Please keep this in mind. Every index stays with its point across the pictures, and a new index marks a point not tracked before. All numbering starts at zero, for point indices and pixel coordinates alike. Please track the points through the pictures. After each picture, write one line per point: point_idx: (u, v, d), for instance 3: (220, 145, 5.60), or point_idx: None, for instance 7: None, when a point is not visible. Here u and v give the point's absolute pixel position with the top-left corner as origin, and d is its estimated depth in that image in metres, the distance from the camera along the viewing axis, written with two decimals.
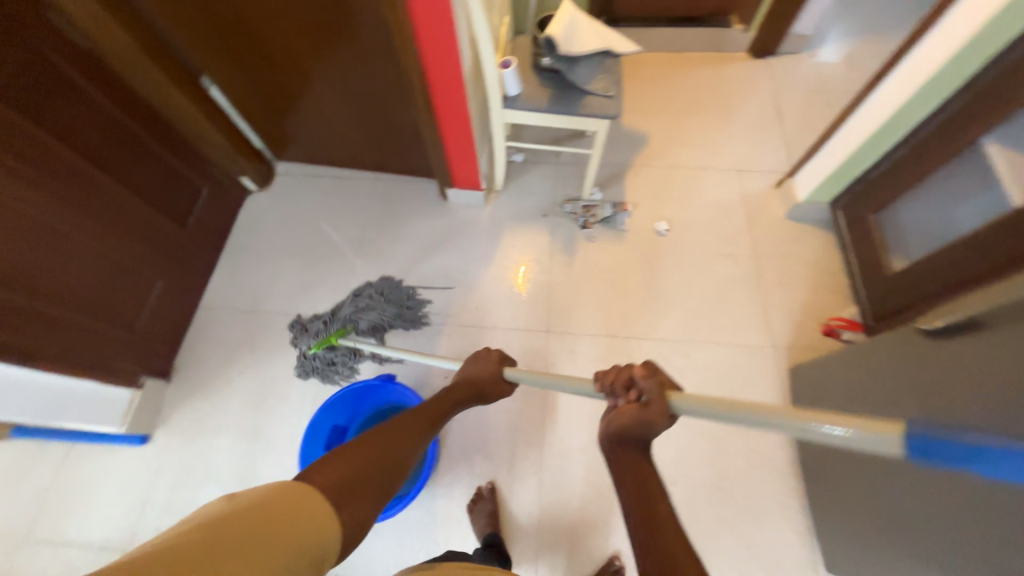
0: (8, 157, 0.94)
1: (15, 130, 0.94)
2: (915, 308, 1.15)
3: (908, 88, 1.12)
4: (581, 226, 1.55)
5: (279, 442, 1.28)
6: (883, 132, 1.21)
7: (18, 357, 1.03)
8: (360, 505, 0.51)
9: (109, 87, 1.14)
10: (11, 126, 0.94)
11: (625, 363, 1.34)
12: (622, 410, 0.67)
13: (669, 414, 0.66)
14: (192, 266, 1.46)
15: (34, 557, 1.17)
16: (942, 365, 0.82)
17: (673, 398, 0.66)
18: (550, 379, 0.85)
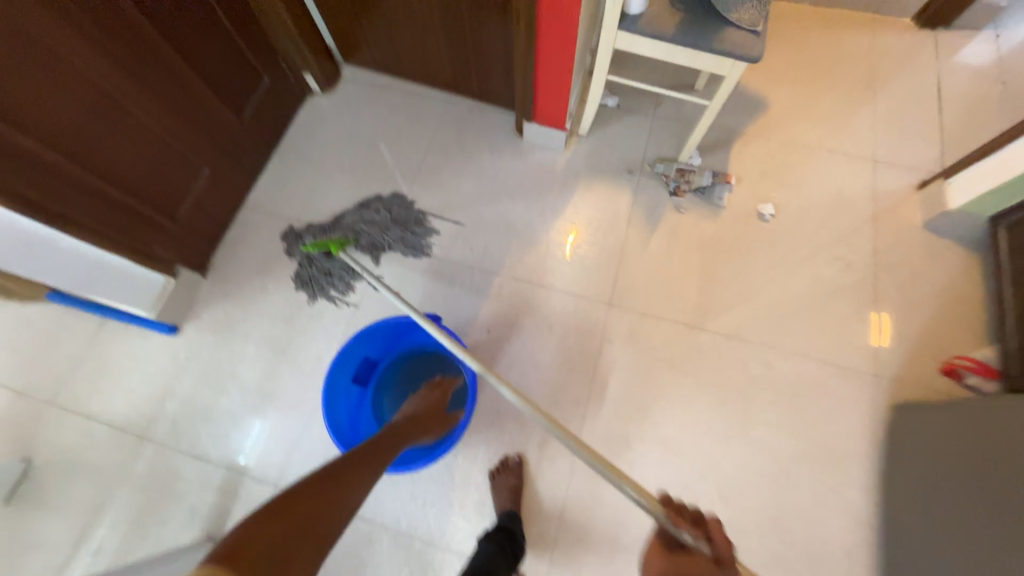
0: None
1: None
2: None
3: None
4: (671, 192, 1.34)
5: (305, 362, 1.20)
6: None
7: (61, 225, 0.96)
8: (295, 572, 0.47)
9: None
10: None
11: (694, 357, 1.16)
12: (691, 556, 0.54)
13: None
14: (241, 161, 1.35)
15: (58, 422, 1.16)
16: None
17: None
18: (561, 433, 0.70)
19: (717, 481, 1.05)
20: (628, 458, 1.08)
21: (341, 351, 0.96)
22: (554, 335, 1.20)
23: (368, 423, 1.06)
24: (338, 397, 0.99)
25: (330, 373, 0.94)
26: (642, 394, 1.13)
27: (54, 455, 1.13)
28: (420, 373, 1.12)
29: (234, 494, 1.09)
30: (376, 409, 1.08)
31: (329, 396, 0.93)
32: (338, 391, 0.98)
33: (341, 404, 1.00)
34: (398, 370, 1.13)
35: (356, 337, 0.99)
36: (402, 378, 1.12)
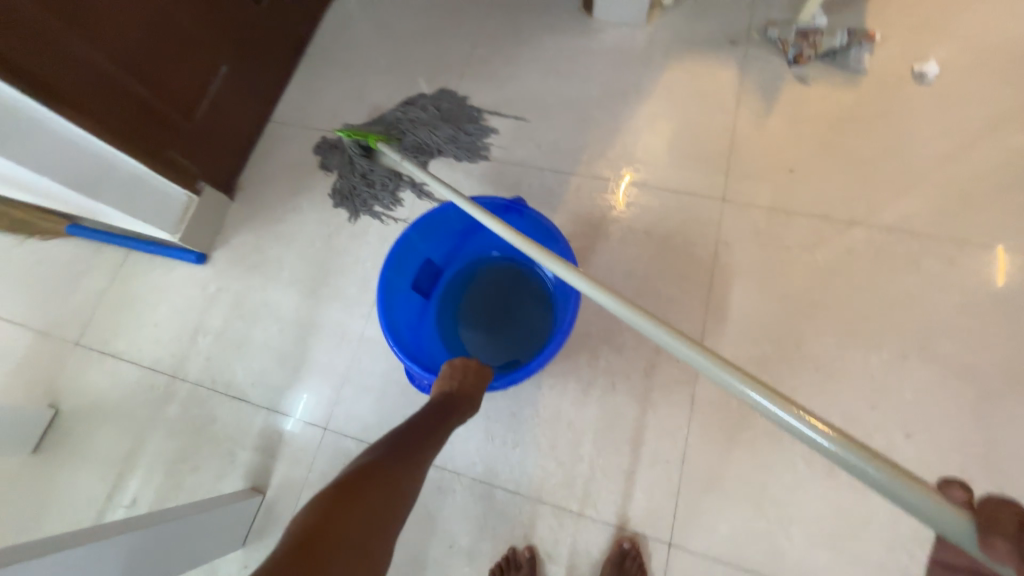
0: None
1: None
2: None
3: None
4: (790, 61, 1.05)
5: (351, 287, 1.01)
6: None
7: (69, 111, 0.79)
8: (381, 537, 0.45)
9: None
10: None
11: (843, 258, 0.89)
12: None
13: None
14: (264, 65, 1.15)
15: (85, 364, 1.03)
16: None
17: None
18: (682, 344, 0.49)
19: (890, 411, 0.80)
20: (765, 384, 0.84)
21: (400, 240, 0.77)
22: (652, 242, 0.95)
23: (431, 341, 0.86)
24: (397, 300, 0.80)
25: (386, 263, 0.76)
26: (775, 306, 0.88)
27: (83, 399, 1.00)
28: (495, 287, 0.91)
29: (279, 439, 0.92)
30: (441, 326, 0.88)
31: (385, 291, 0.75)
32: (395, 292, 0.79)
33: (400, 309, 0.81)
34: (468, 282, 0.92)
35: (417, 225, 0.80)
36: (472, 292, 0.92)
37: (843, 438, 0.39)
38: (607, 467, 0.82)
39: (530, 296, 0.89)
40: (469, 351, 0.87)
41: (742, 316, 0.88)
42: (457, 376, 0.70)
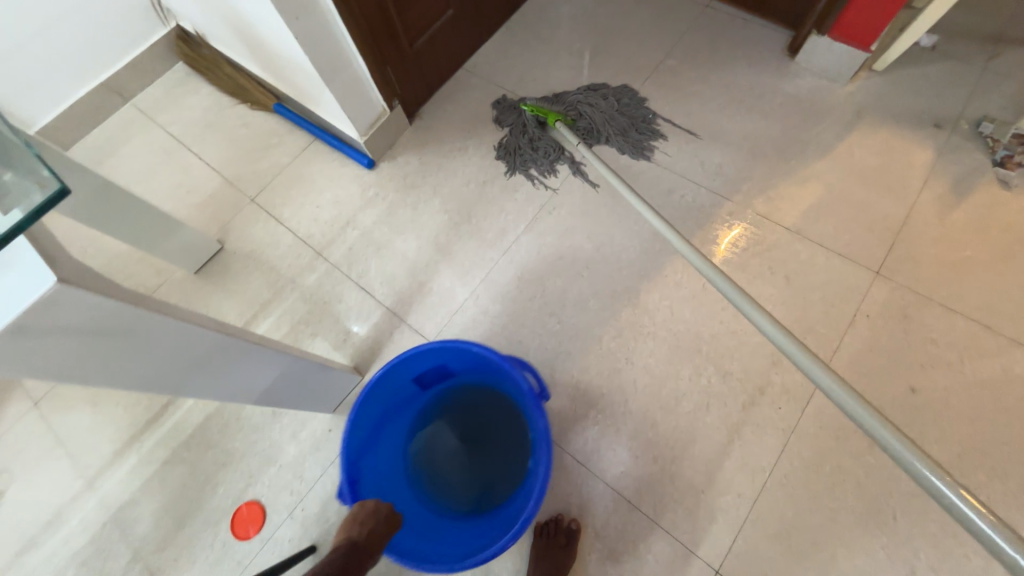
0: None
1: None
2: None
3: None
4: (996, 162, 1.00)
5: (487, 232, 1.10)
6: None
7: (346, 12, 0.93)
8: None
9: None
10: None
11: (994, 374, 0.84)
12: None
13: None
14: (478, 18, 1.27)
15: (253, 218, 1.20)
16: None
17: None
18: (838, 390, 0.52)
19: None
20: (863, 462, 0.82)
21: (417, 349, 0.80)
22: (789, 289, 0.95)
23: (399, 430, 0.91)
24: (384, 388, 0.84)
25: (386, 365, 0.79)
26: (901, 392, 0.85)
27: (244, 246, 1.17)
28: (488, 414, 0.93)
29: (388, 337, 1.03)
30: (417, 420, 0.92)
31: (379, 381, 0.80)
32: (393, 381, 0.84)
33: (389, 393, 0.86)
34: (470, 395, 0.95)
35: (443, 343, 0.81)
36: (464, 406, 0.94)
37: (1003, 525, 0.41)
38: (680, 477, 0.83)
39: (508, 448, 0.89)
40: (423, 459, 0.90)
41: (860, 390, 0.86)
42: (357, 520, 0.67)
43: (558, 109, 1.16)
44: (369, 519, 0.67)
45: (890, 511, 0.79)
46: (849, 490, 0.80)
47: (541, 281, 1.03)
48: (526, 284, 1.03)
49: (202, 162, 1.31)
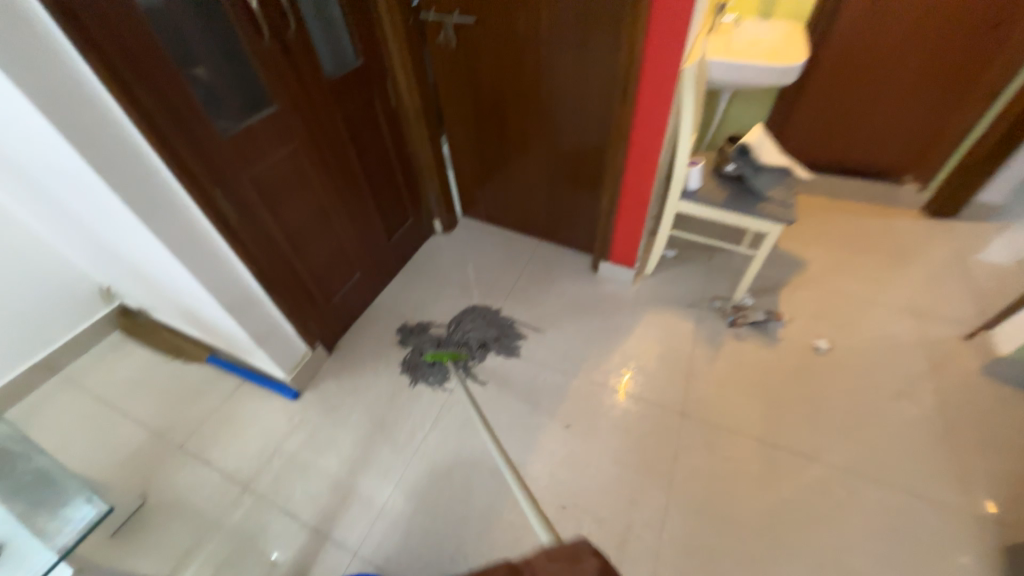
0: (331, 159, 1.37)
1: (342, 143, 1.39)
2: None
3: None
4: (729, 323, 1.55)
5: (399, 436, 1.34)
6: None
7: (276, 295, 1.29)
8: None
9: (390, 121, 1.60)
10: (342, 142, 1.39)
11: (771, 473, 1.20)
12: None
13: None
14: (380, 272, 1.75)
15: (180, 464, 1.31)
16: None
17: None
18: None
19: None
20: (715, 575, 1.05)
21: None
22: (629, 437, 1.28)
23: None
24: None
25: None
26: (720, 503, 1.15)
27: (167, 495, 1.25)
28: None
29: (313, 558, 1.12)
30: None
31: None
32: None
33: None
34: None
35: None
36: None
37: None
38: None
39: None
40: None
41: (694, 509, 1.14)
42: (577, 560, 0.52)
43: (451, 348, 1.53)
44: (613, 574, 0.51)
45: None
46: None
47: (448, 471, 1.25)
48: (437, 476, 1.25)
49: (129, 419, 1.44)
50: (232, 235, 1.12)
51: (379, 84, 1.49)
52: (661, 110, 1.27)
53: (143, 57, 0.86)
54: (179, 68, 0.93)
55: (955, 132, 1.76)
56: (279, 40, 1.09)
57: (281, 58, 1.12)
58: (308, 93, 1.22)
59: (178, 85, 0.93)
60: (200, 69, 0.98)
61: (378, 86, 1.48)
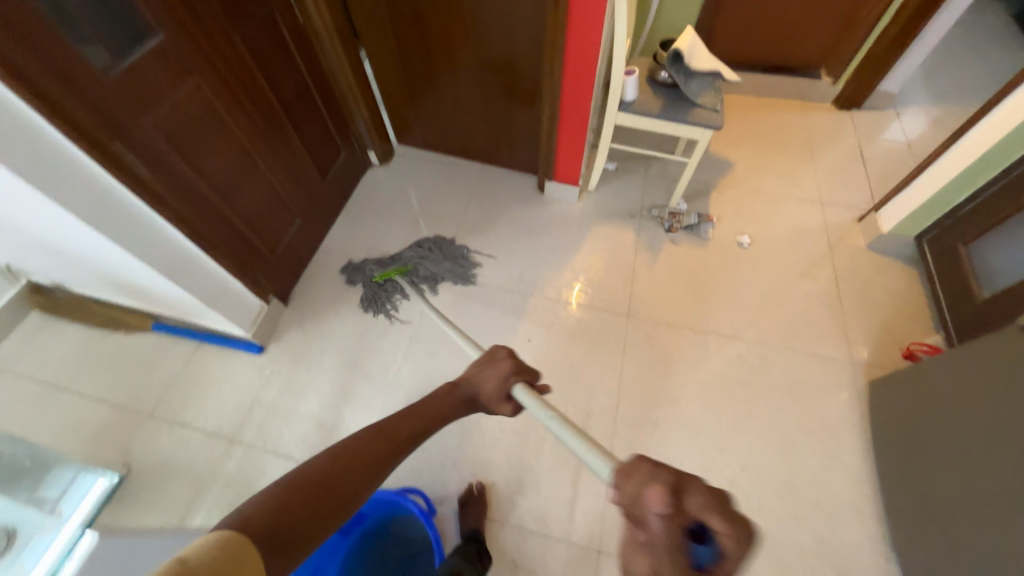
0: (242, 94, 1.23)
1: (250, 75, 1.24)
2: (978, 327, 1.26)
3: (995, 133, 1.22)
4: (666, 229, 1.68)
5: (374, 372, 1.41)
6: (966, 176, 1.31)
7: (216, 254, 1.23)
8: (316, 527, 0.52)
9: (299, 41, 1.42)
10: (250, 73, 1.24)
11: (701, 354, 1.42)
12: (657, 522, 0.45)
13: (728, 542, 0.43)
14: (321, 214, 1.68)
15: (156, 430, 1.33)
16: None
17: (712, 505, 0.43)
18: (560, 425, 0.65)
19: (734, 452, 1.26)
20: (659, 440, 1.28)
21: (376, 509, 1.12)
22: (584, 342, 1.44)
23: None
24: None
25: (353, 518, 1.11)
26: (662, 383, 1.37)
27: (153, 459, 1.28)
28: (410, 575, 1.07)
29: None
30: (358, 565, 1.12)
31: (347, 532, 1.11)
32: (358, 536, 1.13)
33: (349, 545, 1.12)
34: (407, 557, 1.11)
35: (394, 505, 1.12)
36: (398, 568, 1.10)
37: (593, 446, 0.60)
38: (557, 497, 1.21)
39: None
40: None
41: (642, 392, 1.35)
42: (497, 359, 0.78)
43: (396, 264, 1.58)
44: (523, 362, 0.77)
45: (679, 461, 1.25)
46: (655, 460, 1.26)
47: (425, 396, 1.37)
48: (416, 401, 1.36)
49: (83, 397, 1.39)
50: (151, 195, 1.02)
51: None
52: (594, 17, 1.22)
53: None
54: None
55: (860, 29, 1.83)
56: None
57: None
58: (196, 15, 1.04)
59: (31, 14, 0.76)
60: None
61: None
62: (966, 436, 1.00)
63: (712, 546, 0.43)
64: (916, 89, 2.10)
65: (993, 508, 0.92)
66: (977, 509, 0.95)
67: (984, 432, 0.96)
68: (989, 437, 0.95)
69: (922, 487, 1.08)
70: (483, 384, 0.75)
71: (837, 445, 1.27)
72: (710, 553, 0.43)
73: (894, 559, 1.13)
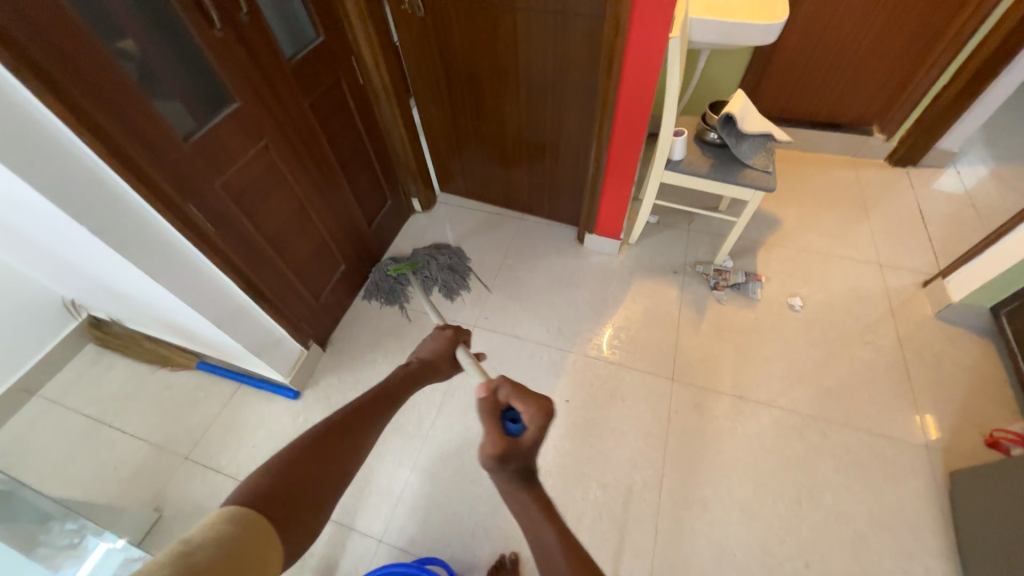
0: (303, 151, 1.29)
1: (312, 134, 1.30)
2: None
3: None
4: (711, 287, 1.62)
5: (406, 425, 1.38)
6: None
7: (265, 302, 1.26)
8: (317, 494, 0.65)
9: (358, 101, 1.49)
10: (312, 132, 1.30)
11: (752, 425, 1.32)
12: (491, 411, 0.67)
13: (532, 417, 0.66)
14: (364, 260, 1.71)
15: (190, 475, 1.32)
16: None
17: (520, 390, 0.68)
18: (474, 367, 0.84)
19: (795, 545, 1.14)
20: (709, 523, 1.18)
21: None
22: (626, 406, 1.37)
23: None
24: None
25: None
26: (710, 456, 1.27)
27: (185, 506, 1.27)
28: None
29: (340, 549, 1.18)
30: None
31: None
32: None
33: None
34: None
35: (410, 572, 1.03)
36: None
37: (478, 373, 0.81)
38: None
39: None
40: None
41: (688, 466, 1.26)
42: (444, 332, 0.94)
43: (410, 264, 1.68)
44: (459, 334, 0.94)
45: (731, 549, 1.14)
46: (704, 545, 1.15)
47: (458, 454, 1.32)
48: (448, 459, 1.31)
49: (125, 434, 1.41)
50: (212, 249, 1.06)
51: (343, 63, 1.37)
52: (646, 83, 1.23)
53: (65, 44, 0.73)
54: (112, 54, 0.81)
55: (916, 88, 1.79)
56: (230, 28, 0.98)
57: (238, 46, 1.00)
58: (271, 83, 1.12)
59: (117, 79, 0.81)
60: (137, 50, 0.85)
61: (342, 64, 1.37)
62: None
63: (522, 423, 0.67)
64: (978, 147, 2.01)
65: None
66: None
67: None
68: None
69: None
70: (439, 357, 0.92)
71: (914, 545, 1.13)
72: (518, 427, 0.67)
73: None
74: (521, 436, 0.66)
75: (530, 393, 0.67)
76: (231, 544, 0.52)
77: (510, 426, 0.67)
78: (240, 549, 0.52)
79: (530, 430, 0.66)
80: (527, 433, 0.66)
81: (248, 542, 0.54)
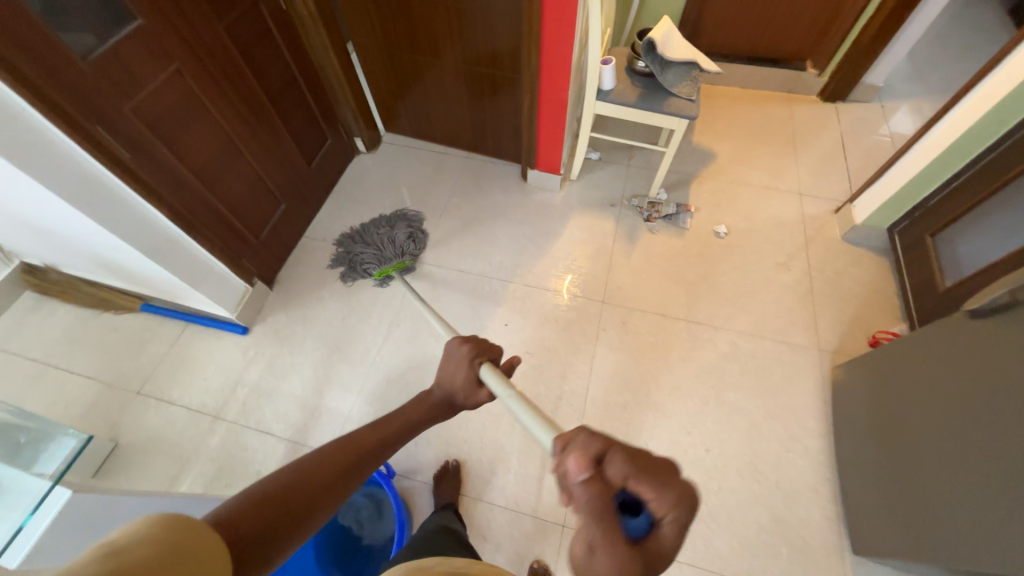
0: (224, 81, 1.25)
1: (233, 62, 1.26)
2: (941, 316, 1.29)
3: (961, 124, 1.24)
4: (645, 218, 1.70)
5: (355, 354, 1.46)
6: (934, 169, 1.33)
7: (199, 235, 1.26)
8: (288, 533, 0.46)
9: (283, 28, 1.43)
10: (233, 60, 1.26)
11: (672, 339, 1.46)
12: (594, 503, 0.42)
13: (665, 509, 0.43)
14: (307, 200, 1.71)
15: (143, 407, 1.38)
16: (980, 356, 0.91)
17: (644, 465, 0.44)
18: (519, 403, 0.66)
19: (699, 435, 1.30)
20: (628, 422, 1.32)
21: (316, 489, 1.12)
22: (560, 328, 1.48)
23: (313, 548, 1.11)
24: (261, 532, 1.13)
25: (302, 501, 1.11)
26: (632, 367, 1.40)
27: (140, 434, 1.33)
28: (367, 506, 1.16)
29: None
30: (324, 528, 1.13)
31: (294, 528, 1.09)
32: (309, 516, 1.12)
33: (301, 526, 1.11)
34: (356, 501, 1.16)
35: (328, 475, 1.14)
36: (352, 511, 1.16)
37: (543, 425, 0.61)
38: (527, 476, 1.26)
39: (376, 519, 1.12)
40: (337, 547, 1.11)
41: (612, 376, 1.39)
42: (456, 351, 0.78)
43: (394, 258, 1.52)
44: (480, 349, 0.79)
45: (645, 442, 1.29)
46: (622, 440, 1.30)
47: (403, 376, 1.41)
48: (394, 382, 1.40)
49: (73, 374, 1.44)
50: (132, 177, 1.06)
51: None
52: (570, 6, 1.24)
53: None
54: None
55: (844, 21, 1.84)
56: None
57: None
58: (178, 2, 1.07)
59: None
60: None
61: None
62: (913, 419, 1.04)
63: (647, 515, 0.44)
64: (902, 83, 2.11)
65: (934, 486, 0.95)
66: (921, 489, 0.98)
67: (930, 416, 1.00)
68: (933, 419, 0.99)
69: (878, 469, 1.12)
70: (454, 381, 0.76)
71: (799, 429, 1.31)
72: (644, 523, 0.43)
73: (847, 539, 1.17)
74: (648, 541, 0.43)
75: (656, 469, 0.44)
76: (179, 549, 0.32)
77: (630, 525, 0.43)
78: (183, 564, 0.32)
79: (666, 530, 0.43)
80: (663, 534, 0.43)
81: (207, 559, 0.33)
